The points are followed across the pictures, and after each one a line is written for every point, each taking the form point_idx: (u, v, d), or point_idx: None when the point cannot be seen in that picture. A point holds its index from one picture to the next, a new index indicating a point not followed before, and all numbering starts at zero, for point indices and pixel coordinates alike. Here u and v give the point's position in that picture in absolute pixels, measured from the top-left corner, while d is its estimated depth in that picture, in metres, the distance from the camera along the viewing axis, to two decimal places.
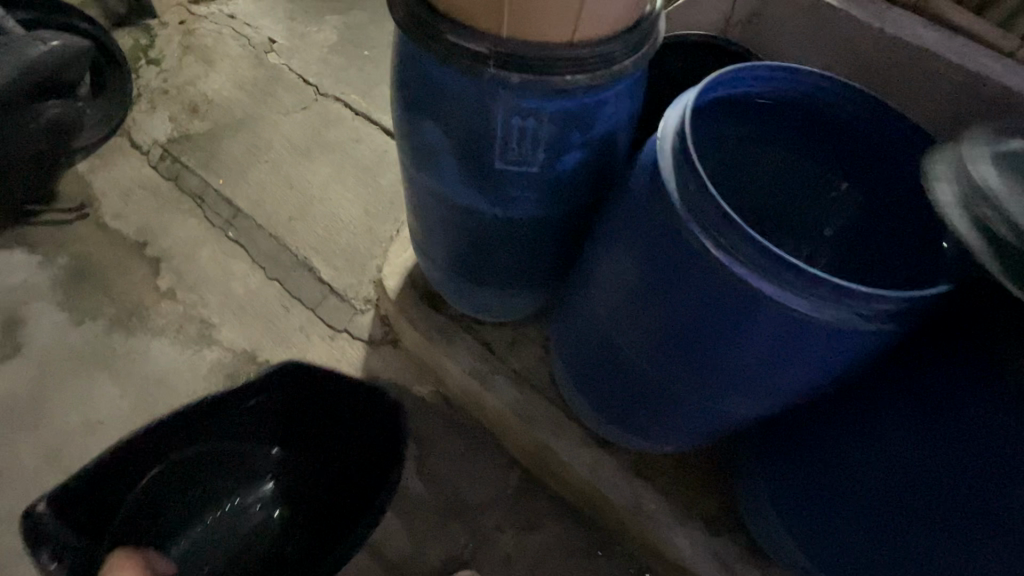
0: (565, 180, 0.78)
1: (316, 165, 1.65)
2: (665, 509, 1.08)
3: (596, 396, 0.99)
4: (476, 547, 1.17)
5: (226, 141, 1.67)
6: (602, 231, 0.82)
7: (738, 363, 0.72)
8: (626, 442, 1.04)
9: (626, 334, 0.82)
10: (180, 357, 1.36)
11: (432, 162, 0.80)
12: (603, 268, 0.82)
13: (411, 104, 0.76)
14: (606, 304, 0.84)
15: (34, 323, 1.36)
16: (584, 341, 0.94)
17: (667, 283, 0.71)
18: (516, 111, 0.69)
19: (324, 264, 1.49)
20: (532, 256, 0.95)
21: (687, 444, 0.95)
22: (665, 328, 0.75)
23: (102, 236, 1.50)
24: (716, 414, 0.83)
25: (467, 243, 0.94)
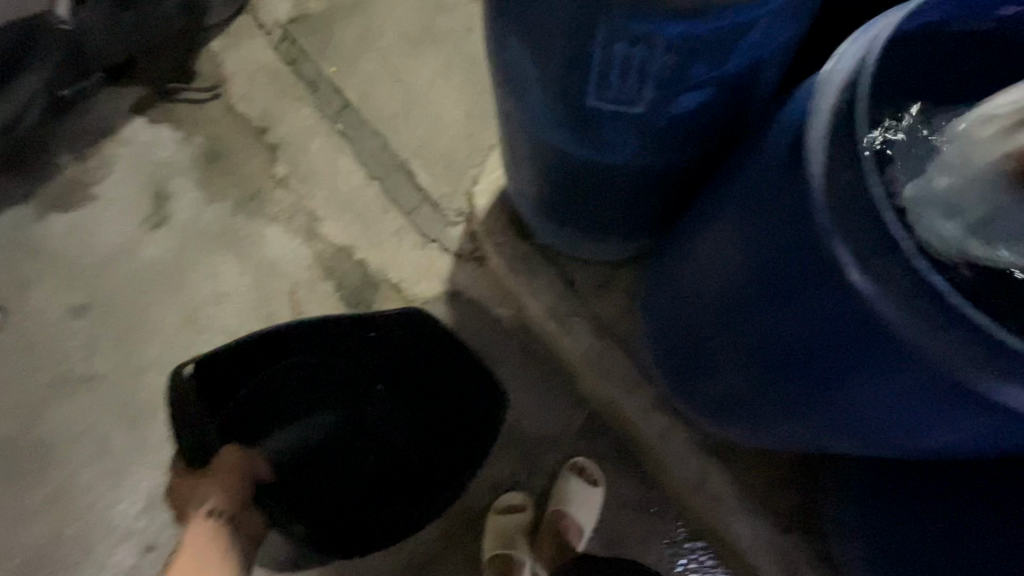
0: (677, 125, 0.62)
1: (425, 57, 1.54)
2: (732, 493, 1.01)
3: (676, 370, 0.90)
4: (531, 474, 1.21)
5: (340, 24, 1.61)
6: (713, 202, 0.68)
7: (854, 414, 0.59)
8: (703, 422, 0.95)
9: (718, 337, 0.71)
10: (289, 247, 1.46)
11: (518, 88, 0.67)
12: (708, 245, 0.68)
13: (496, 11, 0.61)
14: (704, 288, 0.71)
15: (177, 198, 1.52)
16: (671, 319, 0.84)
17: (784, 288, 0.57)
18: (620, 38, 0.53)
19: (422, 168, 1.45)
20: (626, 206, 0.82)
21: (768, 446, 0.84)
22: (768, 347, 0.63)
23: (229, 118, 1.58)
24: (809, 438, 0.70)
25: (554, 181, 0.82)
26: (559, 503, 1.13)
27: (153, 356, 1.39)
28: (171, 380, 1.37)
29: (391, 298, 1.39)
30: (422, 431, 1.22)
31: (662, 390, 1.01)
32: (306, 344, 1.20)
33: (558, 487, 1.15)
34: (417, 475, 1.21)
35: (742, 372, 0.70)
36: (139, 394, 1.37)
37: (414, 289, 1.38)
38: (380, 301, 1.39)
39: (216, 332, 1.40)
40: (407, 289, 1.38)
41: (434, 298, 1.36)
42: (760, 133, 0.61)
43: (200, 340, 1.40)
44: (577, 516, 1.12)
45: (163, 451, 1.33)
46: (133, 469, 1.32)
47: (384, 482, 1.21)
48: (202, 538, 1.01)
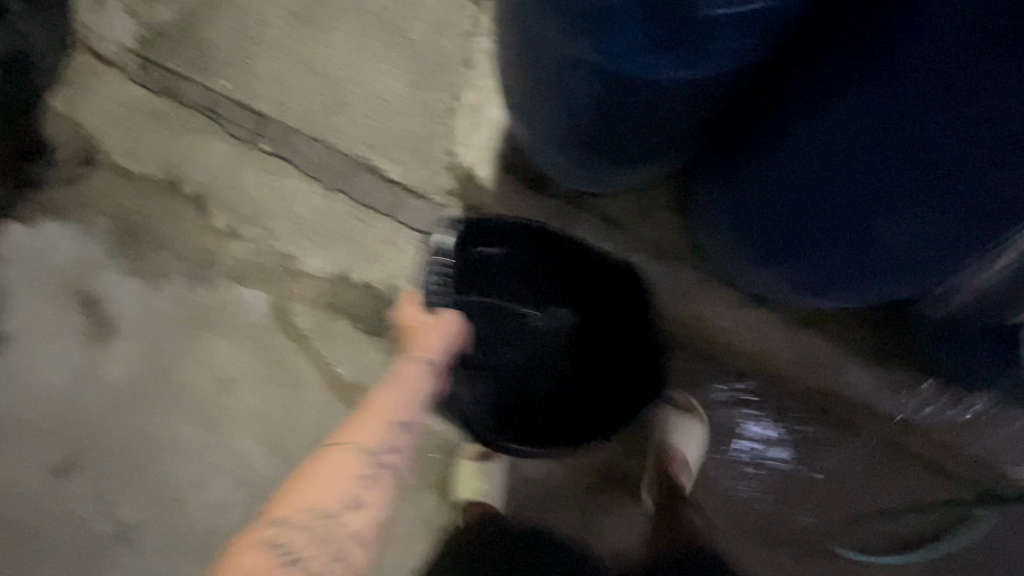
0: (787, 13, 0.60)
1: (330, 33, 1.31)
2: (830, 349, 1.07)
3: (766, 256, 0.89)
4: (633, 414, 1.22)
5: (207, 27, 1.32)
6: (830, 65, 0.63)
7: (1002, 202, 0.61)
8: (785, 297, 0.98)
9: (823, 194, 0.72)
10: (277, 299, 1.26)
11: (607, 22, 0.60)
12: (830, 113, 0.65)
13: None
14: (823, 157, 0.68)
15: (113, 297, 1.26)
16: (760, 204, 0.82)
17: (944, 113, 0.56)
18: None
19: (385, 159, 1.28)
20: (690, 114, 0.76)
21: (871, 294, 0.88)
22: (891, 176, 0.64)
23: (126, 183, 1.29)
24: (930, 265, 0.75)
25: (617, 117, 0.76)
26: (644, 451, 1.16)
27: (183, 476, 1.20)
28: (219, 492, 1.20)
29: None
30: (603, 369, 1.15)
31: (738, 283, 1.04)
32: (524, 263, 1.12)
33: (661, 433, 1.15)
34: (577, 410, 1.15)
35: (875, 221, 0.71)
36: (190, 521, 1.19)
37: None
38: None
39: (241, 422, 1.22)
40: None
41: None
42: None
43: (228, 437, 1.21)
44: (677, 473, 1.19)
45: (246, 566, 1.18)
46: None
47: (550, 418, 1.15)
48: (421, 338, 1.00)
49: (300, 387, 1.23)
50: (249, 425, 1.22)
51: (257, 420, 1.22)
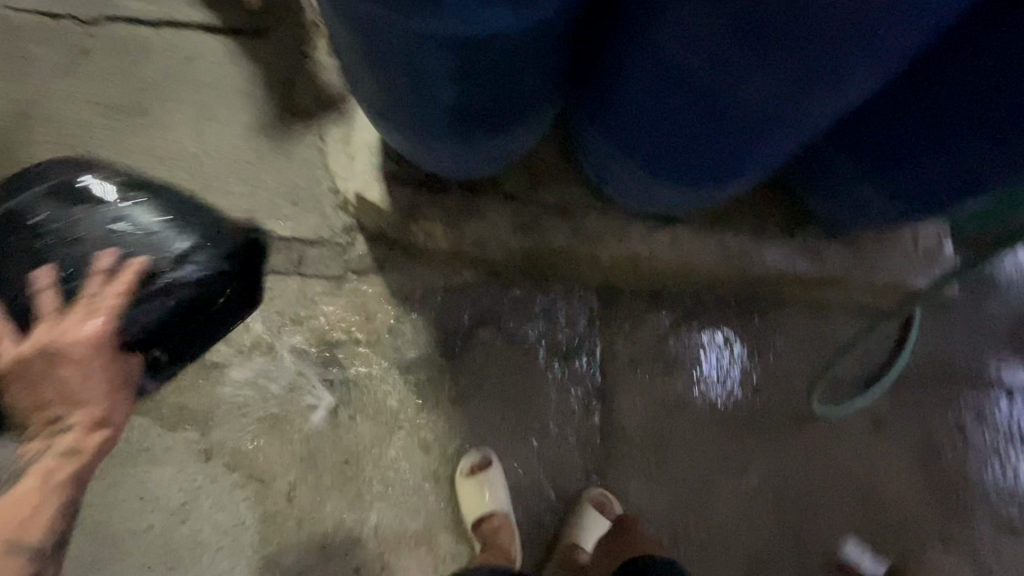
0: None
1: (164, 117, 1.23)
2: (747, 240, 1.15)
3: (645, 178, 1.00)
4: (600, 370, 1.22)
5: (25, 150, 1.20)
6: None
7: (773, 128, 0.78)
8: (675, 208, 1.08)
9: (671, 95, 0.79)
10: (205, 398, 1.15)
11: (410, 62, 0.71)
12: (662, 44, 0.74)
13: None
14: (653, 86, 0.80)
15: None
16: (622, 125, 0.92)
17: (769, 17, 0.61)
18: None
19: (269, 218, 1.21)
20: (531, 90, 0.83)
21: (741, 187, 0.99)
22: (686, 76, 0.75)
23: None
24: (765, 158, 0.88)
25: (451, 124, 0.86)
26: (574, 540, 1.13)
27: None
28: None
29: (356, 353, 1.19)
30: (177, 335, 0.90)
31: (646, 210, 1.10)
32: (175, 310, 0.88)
33: (571, 526, 1.13)
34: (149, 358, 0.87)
35: (712, 131, 0.82)
36: None
37: (369, 327, 1.20)
38: (349, 365, 1.18)
39: (213, 542, 1.11)
40: (363, 332, 1.20)
41: (394, 318, 1.20)
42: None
43: (206, 563, 1.10)
44: (588, 549, 1.13)
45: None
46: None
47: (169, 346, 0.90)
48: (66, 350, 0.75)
49: (268, 478, 1.13)
50: (222, 542, 1.11)
51: (231, 533, 1.11)
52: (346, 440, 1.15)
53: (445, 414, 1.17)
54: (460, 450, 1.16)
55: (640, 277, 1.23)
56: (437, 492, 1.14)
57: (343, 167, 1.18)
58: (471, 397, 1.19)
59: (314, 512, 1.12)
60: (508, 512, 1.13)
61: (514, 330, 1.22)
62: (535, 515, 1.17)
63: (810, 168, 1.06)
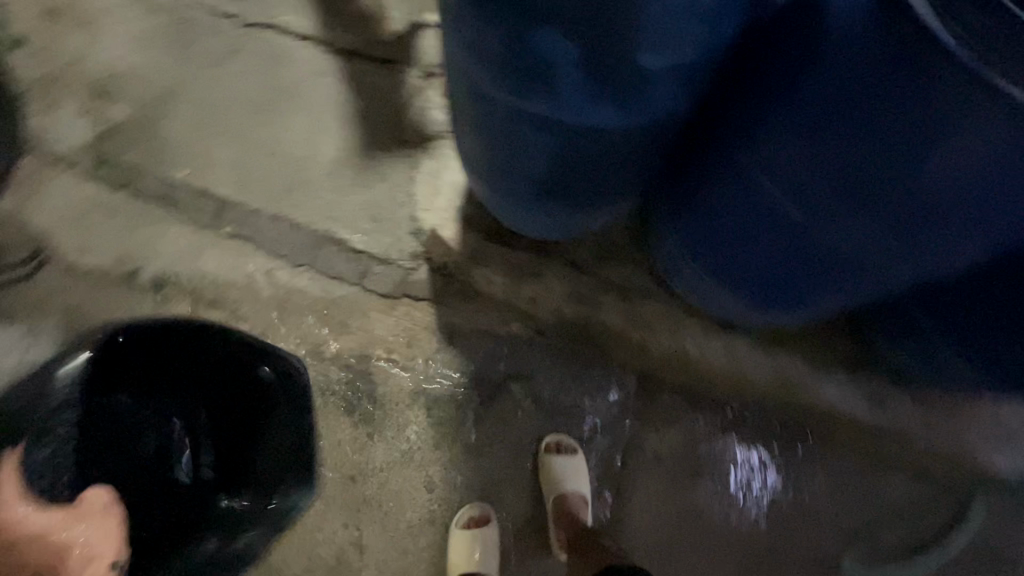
0: (696, 74, 0.67)
1: (286, 117, 1.35)
2: (806, 370, 1.11)
3: (712, 284, 0.98)
4: (622, 458, 1.19)
5: (163, 121, 1.34)
6: (740, 108, 0.74)
7: (861, 264, 0.76)
8: (735, 317, 1.05)
9: (754, 219, 0.80)
10: None
11: (512, 125, 0.75)
12: (761, 162, 0.74)
13: (493, 65, 0.66)
14: (740, 200, 0.80)
15: None
16: (696, 236, 0.93)
17: (886, 153, 0.61)
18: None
19: (349, 229, 1.28)
20: (620, 173, 0.85)
21: (810, 316, 0.95)
22: (772, 204, 0.77)
23: (82, 278, 1.25)
24: (842, 294, 0.85)
25: (535, 187, 0.88)
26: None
27: None
28: None
29: (391, 375, 1.22)
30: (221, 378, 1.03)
31: (705, 310, 1.08)
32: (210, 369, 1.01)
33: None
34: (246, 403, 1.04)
35: (796, 253, 0.80)
36: None
37: (410, 352, 1.23)
38: (382, 384, 1.21)
39: None
40: (404, 356, 1.23)
41: (435, 350, 1.23)
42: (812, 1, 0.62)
43: None
44: None
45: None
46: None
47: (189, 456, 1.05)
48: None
49: None
50: None
51: None
52: (360, 456, 1.16)
53: (459, 458, 1.17)
54: (464, 498, 1.15)
55: (688, 375, 1.18)
56: (430, 531, 1.14)
57: (426, 199, 1.26)
58: (487, 448, 1.18)
59: (310, 517, 1.13)
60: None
61: (548, 394, 1.21)
62: None
63: (885, 318, 1.00)
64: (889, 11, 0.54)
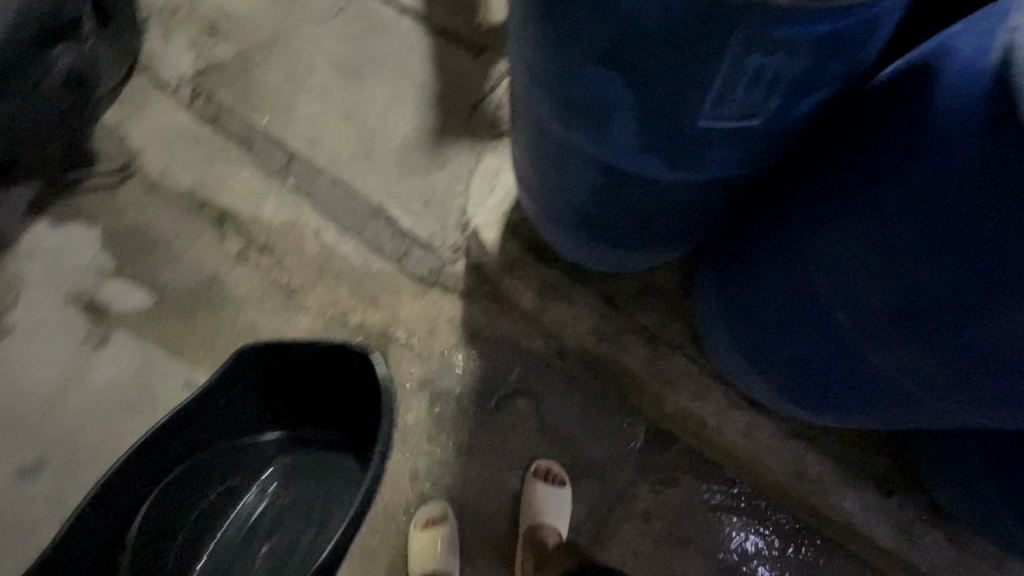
0: (772, 144, 0.61)
1: (369, 86, 1.37)
2: (829, 472, 1.05)
3: (743, 361, 0.91)
4: (613, 505, 1.14)
5: (259, 67, 1.40)
6: (808, 194, 0.68)
7: (908, 394, 0.69)
8: (759, 397, 0.98)
9: (797, 312, 0.74)
10: (271, 327, 1.24)
11: (566, 157, 0.71)
12: (825, 258, 0.67)
13: (555, 97, 0.62)
14: (793, 290, 0.74)
15: (116, 306, 1.25)
16: (732, 311, 0.87)
17: (970, 293, 0.55)
18: (758, 47, 0.46)
19: (401, 208, 1.29)
20: (671, 227, 0.80)
21: (841, 423, 0.87)
22: (821, 303, 0.70)
23: (154, 199, 1.32)
24: (881, 416, 0.77)
25: (580, 220, 0.84)
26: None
27: None
28: None
29: (405, 359, 1.22)
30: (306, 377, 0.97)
31: (733, 381, 1.02)
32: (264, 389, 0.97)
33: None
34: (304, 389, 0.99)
35: (840, 362, 0.73)
36: None
37: (429, 341, 1.22)
38: (395, 366, 1.21)
39: None
40: (422, 344, 1.22)
41: (453, 346, 1.22)
42: (919, 104, 0.56)
43: None
44: None
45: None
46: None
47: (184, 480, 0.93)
48: None
49: None
50: None
51: None
52: None
53: (450, 457, 1.16)
54: (445, 499, 1.14)
55: (700, 438, 1.15)
56: (404, 521, 1.13)
57: (478, 196, 1.26)
58: (479, 455, 1.17)
59: None
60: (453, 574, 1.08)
61: (554, 419, 1.17)
62: None
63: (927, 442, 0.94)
64: (1008, 142, 0.48)
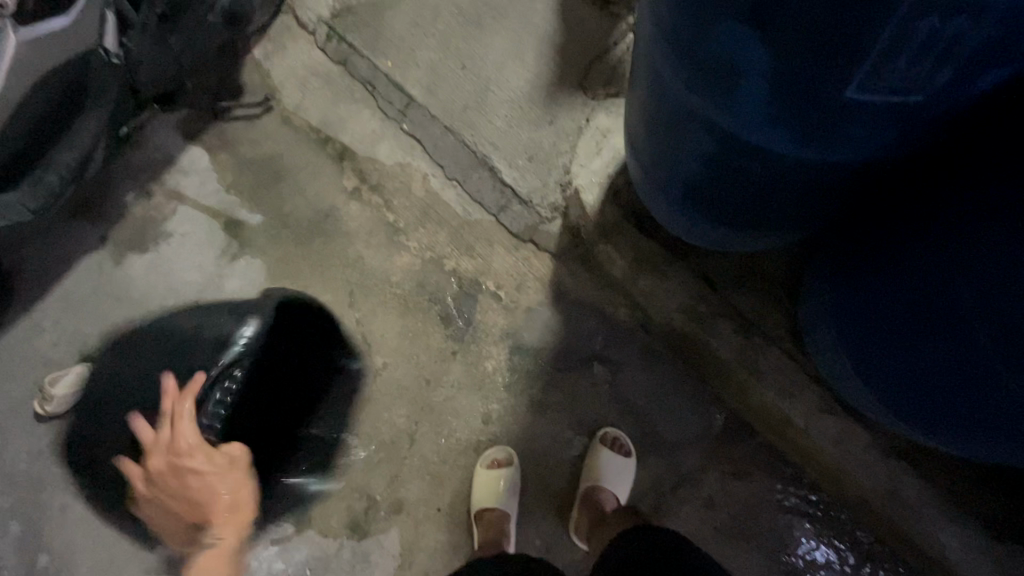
0: (928, 123, 0.53)
1: (489, 36, 1.37)
2: (927, 501, 0.97)
3: (845, 362, 0.84)
4: (676, 485, 1.13)
5: (388, 11, 1.45)
6: (967, 189, 0.59)
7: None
8: (859, 405, 0.89)
9: (926, 322, 0.66)
10: (375, 260, 1.34)
11: (681, 119, 0.67)
12: (970, 265, 0.59)
13: (678, 53, 0.58)
14: (924, 295, 0.66)
15: (250, 225, 1.41)
16: (846, 310, 0.79)
17: None
18: (935, 10, 0.39)
19: (505, 161, 1.30)
20: (788, 207, 0.73)
21: (949, 449, 0.78)
22: (959, 315, 0.62)
23: (288, 132, 1.45)
24: (999, 449, 0.69)
25: (686, 187, 0.80)
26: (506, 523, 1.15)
27: None
28: None
29: (492, 309, 1.26)
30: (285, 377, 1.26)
31: (831, 383, 0.94)
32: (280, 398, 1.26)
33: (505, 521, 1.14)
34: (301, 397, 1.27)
35: (962, 384, 0.65)
36: None
37: (515, 296, 1.25)
38: (480, 314, 1.26)
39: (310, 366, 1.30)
40: (509, 298, 1.26)
41: (538, 304, 1.24)
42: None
43: None
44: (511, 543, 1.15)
45: (281, 501, 1.23)
46: (254, 531, 1.21)
47: (255, 423, 1.24)
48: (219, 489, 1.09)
49: (371, 350, 1.28)
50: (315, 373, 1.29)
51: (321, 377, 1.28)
52: (438, 367, 1.25)
53: (521, 409, 1.21)
54: (512, 444, 1.20)
55: (782, 437, 1.09)
56: (472, 457, 1.21)
57: (584, 156, 1.23)
58: (550, 412, 1.20)
59: (382, 399, 1.25)
60: (510, 515, 1.14)
61: (629, 390, 1.17)
62: (530, 542, 1.18)
63: None
64: None
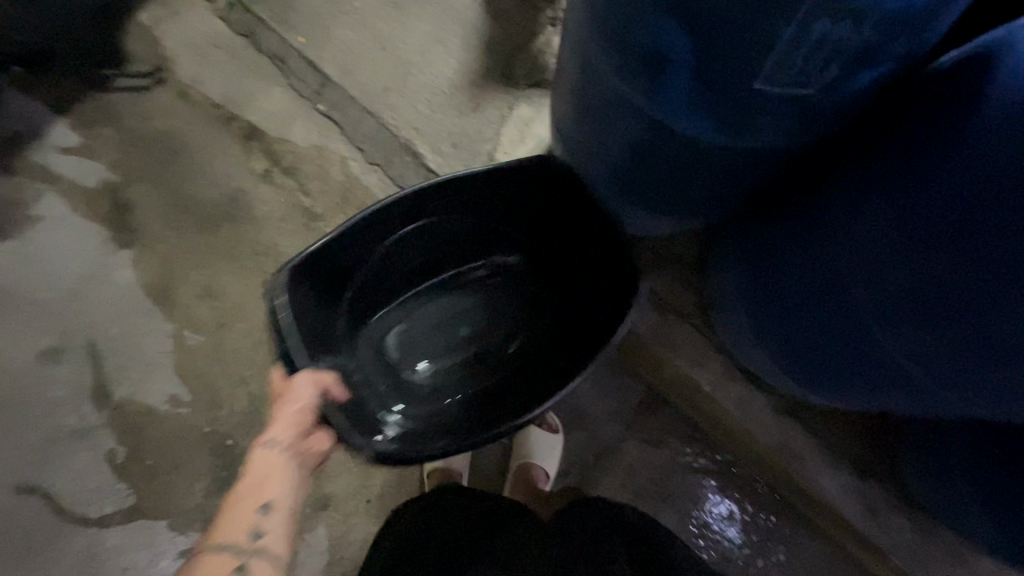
0: (814, 118, 0.61)
1: (410, 18, 1.34)
2: (813, 449, 1.11)
3: (746, 326, 0.95)
4: (599, 456, 1.20)
5: None
6: (841, 177, 0.68)
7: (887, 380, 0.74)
8: (757, 365, 1.01)
9: (809, 291, 0.76)
10: (290, 246, 1.26)
11: (610, 103, 0.72)
12: (838, 241, 0.69)
13: (607, 39, 0.62)
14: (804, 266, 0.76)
15: (141, 208, 1.27)
16: (750, 279, 0.89)
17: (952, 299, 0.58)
18: (828, 12, 0.46)
19: (429, 146, 1.29)
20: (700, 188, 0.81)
21: (830, 398, 0.91)
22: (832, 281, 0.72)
23: (185, 107, 1.32)
24: (862, 394, 0.82)
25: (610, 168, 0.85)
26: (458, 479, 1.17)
27: (158, 394, 1.19)
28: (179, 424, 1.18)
29: None
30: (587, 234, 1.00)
31: (735, 351, 1.05)
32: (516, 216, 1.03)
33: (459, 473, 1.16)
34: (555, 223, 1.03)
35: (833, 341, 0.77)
36: (143, 441, 1.18)
37: None
38: None
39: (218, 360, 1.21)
40: None
41: None
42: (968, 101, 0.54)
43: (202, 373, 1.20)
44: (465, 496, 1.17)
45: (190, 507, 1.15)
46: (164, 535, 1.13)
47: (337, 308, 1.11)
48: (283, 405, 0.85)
49: None
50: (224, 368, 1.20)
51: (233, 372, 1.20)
52: None
53: None
54: None
55: (693, 405, 1.19)
56: None
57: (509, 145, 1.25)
58: None
59: None
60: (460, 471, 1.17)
61: None
62: None
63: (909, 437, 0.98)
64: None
